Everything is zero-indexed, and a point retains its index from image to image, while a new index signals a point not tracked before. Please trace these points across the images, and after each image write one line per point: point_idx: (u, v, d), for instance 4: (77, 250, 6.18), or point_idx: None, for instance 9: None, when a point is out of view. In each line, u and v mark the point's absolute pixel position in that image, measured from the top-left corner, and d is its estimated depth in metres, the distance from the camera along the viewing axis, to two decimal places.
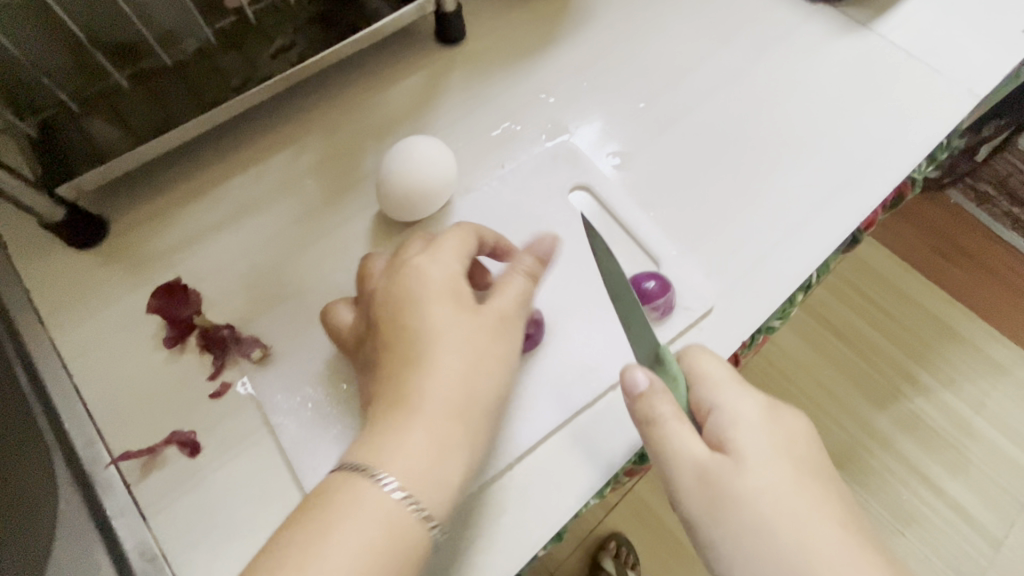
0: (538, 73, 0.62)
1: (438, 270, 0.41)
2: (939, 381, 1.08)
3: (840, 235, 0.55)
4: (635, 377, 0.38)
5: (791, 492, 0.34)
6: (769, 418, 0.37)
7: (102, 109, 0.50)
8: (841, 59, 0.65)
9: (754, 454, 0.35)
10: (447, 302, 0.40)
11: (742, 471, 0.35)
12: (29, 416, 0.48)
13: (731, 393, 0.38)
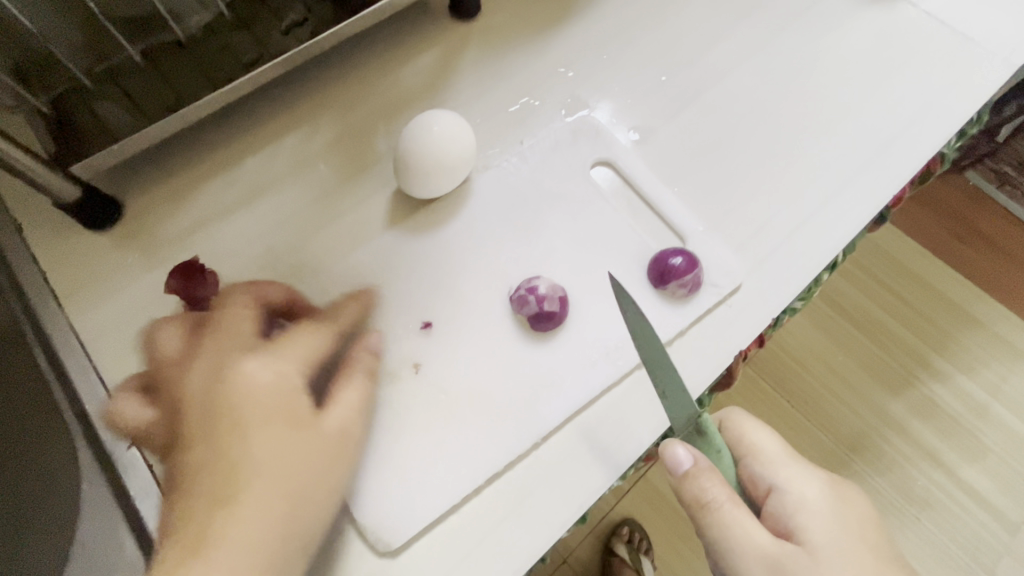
0: (554, 48, 0.60)
1: (216, 371, 0.39)
2: (960, 368, 1.06)
3: (870, 211, 0.53)
4: (679, 453, 0.36)
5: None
6: (824, 499, 0.37)
7: (114, 86, 0.48)
8: (871, 28, 0.63)
9: (824, 545, 0.35)
10: (260, 403, 0.38)
11: (814, 559, 0.34)
12: (48, 397, 0.48)
13: (789, 478, 0.38)
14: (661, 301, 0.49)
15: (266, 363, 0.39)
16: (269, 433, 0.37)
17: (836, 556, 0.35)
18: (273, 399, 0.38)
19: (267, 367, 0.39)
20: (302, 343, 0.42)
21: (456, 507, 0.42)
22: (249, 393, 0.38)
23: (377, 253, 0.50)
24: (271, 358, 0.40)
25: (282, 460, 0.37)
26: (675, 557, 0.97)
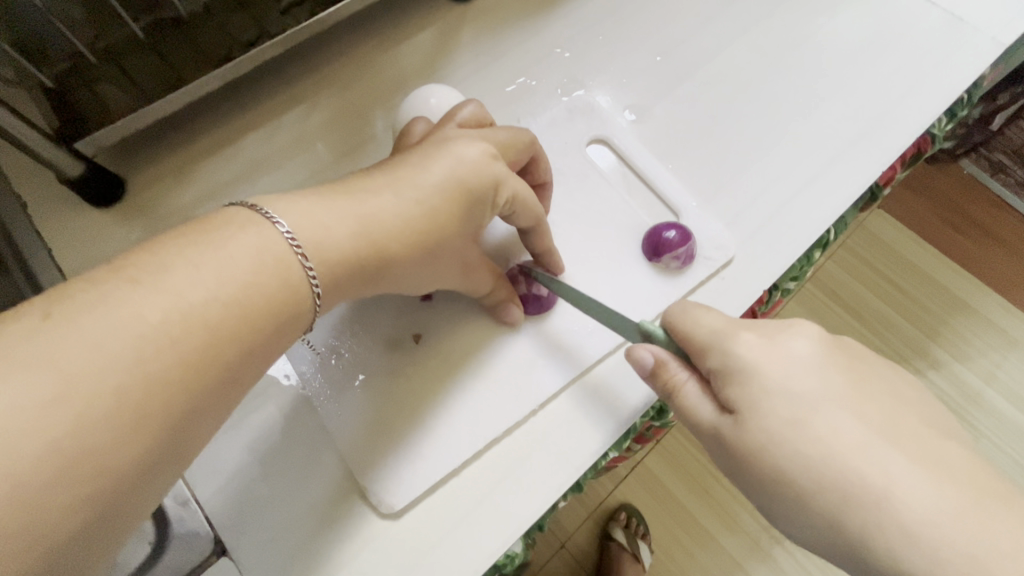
0: (550, 28, 0.61)
1: (458, 162, 0.38)
2: (951, 353, 1.08)
3: (859, 185, 0.54)
4: (640, 355, 0.39)
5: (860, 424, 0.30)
6: (794, 368, 0.33)
7: (118, 64, 0.47)
8: (863, 8, 0.64)
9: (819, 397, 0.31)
10: (401, 216, 0.36)
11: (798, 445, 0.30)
12: None
13: (760, 363, 0.33)
14: (654, 273, 0.50)
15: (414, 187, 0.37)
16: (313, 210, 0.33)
17: (827, 402, 0.31)
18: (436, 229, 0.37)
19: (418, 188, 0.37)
20: (471, 168, 0.39)
21: (456, 470, 0.43)
22: (391, 209, 0.36)
23: None
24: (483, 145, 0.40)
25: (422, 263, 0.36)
26: (673, 539, 0.98)
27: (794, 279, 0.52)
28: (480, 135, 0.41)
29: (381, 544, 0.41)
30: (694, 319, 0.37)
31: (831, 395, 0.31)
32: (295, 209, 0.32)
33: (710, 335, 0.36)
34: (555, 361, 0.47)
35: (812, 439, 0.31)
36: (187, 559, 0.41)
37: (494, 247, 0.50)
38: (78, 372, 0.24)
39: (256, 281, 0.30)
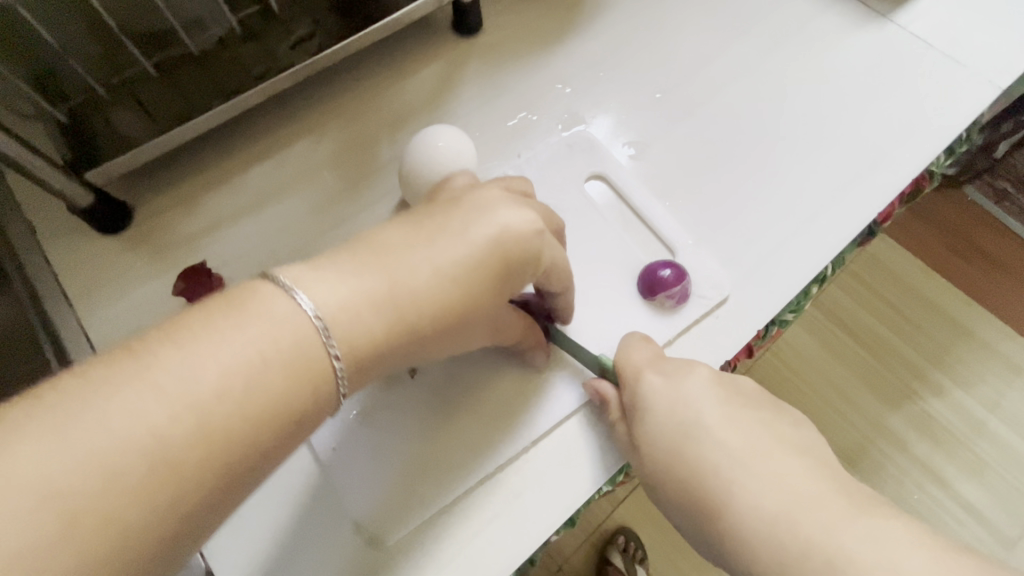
0: (552, 64, 0.62)
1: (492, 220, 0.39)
2: (957, 383, 1.07)
3: (855, 225, 0.55)
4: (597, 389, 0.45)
5: (738, 431, 0.39)
6: (703, 393, 0.41)
7: (131, 98, 0.50)
8: (861, 49, 0.65)
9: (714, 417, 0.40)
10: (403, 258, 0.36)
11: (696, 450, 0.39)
12: None
13: (679, 397, 0.41)
14: (650, 311, 0.50)
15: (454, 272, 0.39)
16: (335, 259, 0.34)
17: (714, 411, 0.40)
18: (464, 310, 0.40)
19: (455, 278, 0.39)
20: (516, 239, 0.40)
21: (448, 507, 0.43)
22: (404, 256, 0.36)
23: None
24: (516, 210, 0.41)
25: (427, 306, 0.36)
26: (670, 565, 0.97)
27: (792, 314, 0.52)
28: (523, 202, 0.43)
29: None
30: (627, 354, 0.45)
31: (711, 422, 0.40)
32: (304, 274, 0.32)
33: (632, 376, 0.44)
34: (550, 397, 0.47)
35: (688, 455, 0.39)
36: None
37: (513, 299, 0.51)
38: (89, 445, 0.25)
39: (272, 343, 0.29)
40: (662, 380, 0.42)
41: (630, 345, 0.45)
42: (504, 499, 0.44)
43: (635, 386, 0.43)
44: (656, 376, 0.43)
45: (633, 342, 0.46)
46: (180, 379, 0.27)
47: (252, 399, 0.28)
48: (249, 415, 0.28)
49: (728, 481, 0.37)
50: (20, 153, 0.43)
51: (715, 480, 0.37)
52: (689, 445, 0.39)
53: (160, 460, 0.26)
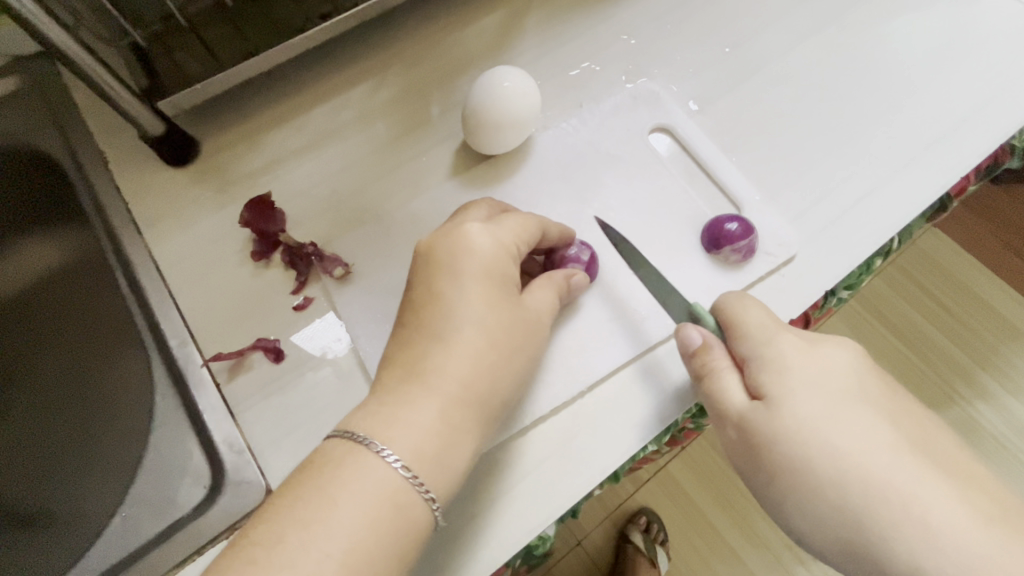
0: (617, 15, 0.60)
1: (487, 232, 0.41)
2: (1012, 390, 1.01)
3: (934, 192, 0.52)
4: (689, 334, 0.42)
5: (854, 405, 0.35)
6: (805, 357, 0.38)
7: (198, 32, 0.50)
8: (951, 10, 0.60)
9: (803, 375, 0.37)
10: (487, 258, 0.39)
11: (789, 413, 0.36)
12: (133, 329, 0.52)
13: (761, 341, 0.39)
14: (713, 265, 0.49)
15: (486, 228, 0.40)
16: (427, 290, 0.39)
17: (810, 370, 0.37)
18: (503, 259, 0.40)
19: (490, 232, 0.40)
20: (518, 221, 0.42)
21: (501, 445, 0.42)
22: None
23: (433, 200, 0.52)
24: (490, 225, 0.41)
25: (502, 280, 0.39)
26: (691, 549, 0.96)
27: (847, 289, 0.50)
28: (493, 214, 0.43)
29: (464, 534, 0.40)
30: (739, 313, 0.41)
31: (799, 376, 0.37)
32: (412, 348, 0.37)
33: (758, 330, 0.40)
34: (606, 342, 0.46)
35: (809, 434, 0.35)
36: (232, 511, 0.41)
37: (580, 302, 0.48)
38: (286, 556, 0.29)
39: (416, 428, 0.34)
40: (783, 338, 0.39)
41: (742, 299, 0.42)
42: (555, 438, 0.43)
43: (761, 337, 0.39)
44: (792, 335, 0.39)
45: (738, 296, 0.43)
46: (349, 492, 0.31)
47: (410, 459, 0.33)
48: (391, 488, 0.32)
49: (843, 461, 0.34)
50: (93, 68, 0.44)
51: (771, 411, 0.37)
52: (820, 419, 0.35)
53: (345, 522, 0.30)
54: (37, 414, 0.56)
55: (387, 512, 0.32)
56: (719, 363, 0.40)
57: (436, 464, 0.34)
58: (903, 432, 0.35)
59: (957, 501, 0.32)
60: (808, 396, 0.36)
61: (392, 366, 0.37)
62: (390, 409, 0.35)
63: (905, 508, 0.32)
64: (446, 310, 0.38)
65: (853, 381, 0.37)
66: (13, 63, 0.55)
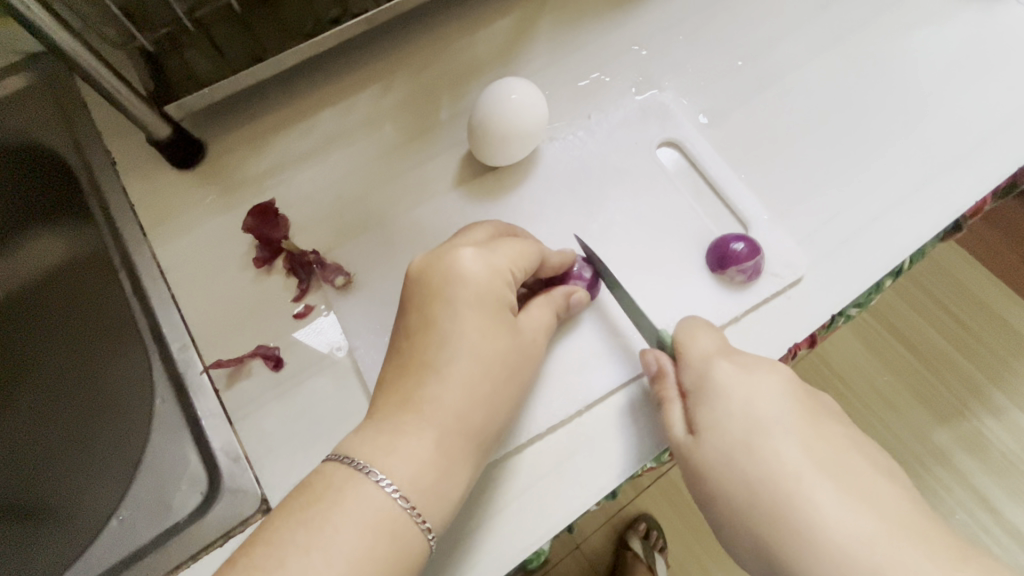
0: (629, 24, 0.60)
1: (487, 256, 0.40)
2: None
3: (947, 213, 0.51)
4: (648, 359, 0.43)
5: (778, 432, 0.36)
6: (734, 382, 0.39)
7: (208, 36, 0.50)
8: (972, 25, 0.59)
9: (734, 403, 0.38)
10: (484, 283, 0.39)
11: (711, 443, 0.37)
12: (136, 330, 0.52)
13: (699, 369, 0.40)
14: (718, 285, 0.49)
15: (480, 255, 0.39)
16: (427, 308, 0.38)
17: (736, 397, 0.38)
18: (498, 286, 0.39)
19: (483, 259, 0.39)
20: (514, 247, 0.41)
21: (496, 461, 0.42)
22: None
23: (437, 210, 0.52)
24: (487, 251, 0.40)
25: (500, 302, 0.39)
26: (689, 557, 0.95)
27: (856, 308, 0.49)
28: (491, 238, 0.42)
29: (456, 549, 0.40)
30: (688, 341, 0.42)
31: (727, 403, 0.38)
32: (407, 371, 0.37)
33: (697, 361, 0.41)
34: (605, 360, 0.46)
35: (724, 461, 0.36)
36: (227, 519, 0.42)
37: (578, 323, 0.47)
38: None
39: (411, 450, 0.35)
40: (716, 366, 0.40)
41: (694, 329, 0.43)
42: (551, 456, 0.43)
43: (699, 367, 0.41)
44: (727, 364, 0.40)
45: (692, 323, 0.44)
46: (345, 514, 0.32)
47: (405, 483, 0.34)
48: (383, 509, 0.33)
49: (750, 486, 0.35)
50: (100, 72, 0.44)
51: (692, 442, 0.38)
52: (740, 446, 0.36)
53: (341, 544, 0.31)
54: (40, 410, 0.57)
55: (378, 531, 0.32)
56: (671, 389, 0.42)
57: (429, 483, 0.34)
58: (823, 457, 0.34)
59: (871, 525, 0.31)
60: (731, 425, 0.37)
61: (388, 385, 0.37)
62: (390, 425, 0.36)
63: (811, 534, 0.32)
64: (446, 327, 0.38)
65: (779, 406, 0.37)
66: (24, 61, 0.56)
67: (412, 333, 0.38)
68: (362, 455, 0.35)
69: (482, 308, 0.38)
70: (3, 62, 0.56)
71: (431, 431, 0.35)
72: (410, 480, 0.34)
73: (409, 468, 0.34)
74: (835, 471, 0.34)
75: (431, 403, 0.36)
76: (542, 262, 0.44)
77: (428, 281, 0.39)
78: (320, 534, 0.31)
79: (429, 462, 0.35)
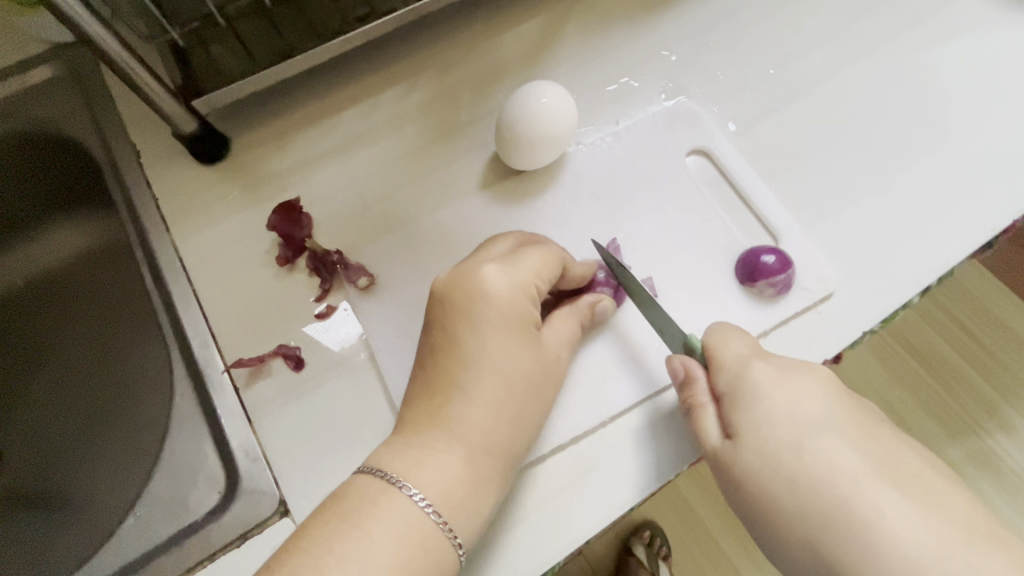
0: (658, 29, 0.59)
1: (508, 271, 0.39)
2: None
3: (982, 232, 0.50)
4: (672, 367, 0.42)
5: (829, 438, 0.35)
6: (773, 385, 0.38)
7: (234, 30, 0.50)
8: (1009, 38, 0.58)
9: (778, 411, 0.36)
10: (509, 296, 0.38)
11: (751, 450, 0.36)
12: (156, 324, 0.52)
13: (734, 373, 0.39)
14: (747, 298, 0.48)
15: (505, 270, 0.39)
16: (455, 317, 0.38)
17: (776, 403, 0.37)
18: (522, 302, 0.38)
19: (507, 274, 0.38)
20: (540, 257, 0.40)
21: (517, 472, 0.41)
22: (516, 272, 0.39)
23: (462, 213, 0.51)
24: (508, 265, 0.39)
25: (526, 311, 0.39)
26: (695, 567, 0.94)
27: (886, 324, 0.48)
28: (518, 249, 0.41)
29: (477, 561, 0.39)
30: (720, 343, 0.41)
31: (770, 408, 0.37)
32: (435, 380, 0.37)
33: (733, 361, 0.39)
34: (630, 372, 0.45)
35: (774, 468, 0.35)
36: (246, 520, 0.41)
37: (604, 333, 0.46)
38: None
39: (438, 459, 0.34)
40: (754, 366, 0.39)
41: (726, 332, 0.42)
42: (574, 468, 0.42)
43: (734, 368, 0.39)
44: (765, 364, 0.39)
45: (724, 328, 0.42)
46: (374, 520, 0.32)
47: (434, 491, 0.34)
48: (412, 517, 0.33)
49: (802, 493, 0.34)
50: (129, 64, 0.44)
51: (738, 455, 0.37)
52: (791, 455, 0.35)
53: (371, 550, 0.31)
54: (56, 400, 0.57)
55: (406, 539, 0.32)
56: (703, 394, 0.40)
57: (456, 494, 0.34)
58: (878, 461, 0.34)
59: (927, 525, 0.31)
60: (775, 428, 0.36)
61: (417, 393, 0.37)
62: (420, 432, 0.35)
63: (875, 544, 0.31)
64: (475, 333, 0.37)
65: (824, 410, 0.37)
66: (52, 51, 0.56)
67: (439, 339, 0.38)
68: (392, 465, 0.34)
69: (510, 316, 0.38)
70: (30, 52, 0.56)
71: (457, 440, 0.35)
72: (438, 488, 0.34)
73: (438, 477, 0.34)
74: (890, 471, 0.34)
75: (459, 410, 0.36)
76: (564, 270, 0.43)
77: (455, 291, 0.38)
78: (350, 540, 0.31)
79: (458, 470, 0.35)
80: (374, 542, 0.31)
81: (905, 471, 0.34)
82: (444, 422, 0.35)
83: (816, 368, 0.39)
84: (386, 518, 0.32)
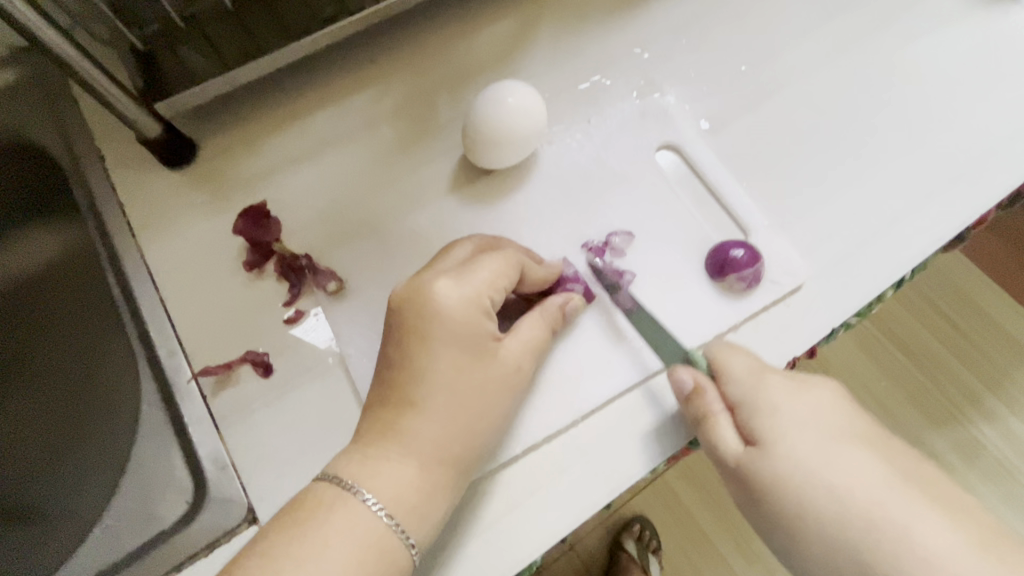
0: (631, 27, 0.58)
1: (460, 282, 0.38)
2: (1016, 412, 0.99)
3: (948, 225, 0.50)
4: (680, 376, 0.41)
5: (847, 448, 0.35)
6: (790, 396, 0.38)
7: (201, 34, 0.49)
8: (977, 31, 0.58)
9: (795, 422, 0.36)
10: (459, 306, 0.38)
11: (772, 461, 0.35)
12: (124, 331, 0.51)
13: (752, 386, 0.39)
14: (717, 292, 0.48)
15: (457, 283, 0.38)
16: (417, 322, 0.38)
17: (793, 415, 0.37)
18: (475, 316, 0.38)
19: (459, 285, 0.38)
20: (495, 266, 0.40)
21: (484, 475, 0.41)
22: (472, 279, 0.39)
23: (433, 215, 0.51)
24: (459, 276, 0.39)
25: (485, 319, 0.39)
26: (683, 558, 0.95)
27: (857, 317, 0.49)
28: (475, 257, 0.41)
29: (443, 563, 0.39)
30: (727, 358, 0.41)
31: (792, 416, 0.36)
32: (397, 387, 0.37)
33: (747, 374, 0.40)
34: (600, 373, 0.45)
35: (797, 482, 0.34)
36: (213, 529, 0.41)
37: (574, 334, 0.46)
38: None
39: (398, 466, 0.35)
40: (769, 378, 0.39)
41: (733, 347, 0.42)
42: (543, 470, 0.42)
43: (749, 381, 0.39)
44: (779, 377, 0.39)
45: (728, 344, 0.43)
46: (332, 528, 0.32)
47: (392, 497, 0.34)
48: (370, 523, 0.33)
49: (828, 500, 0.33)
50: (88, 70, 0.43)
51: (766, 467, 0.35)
52: (809, 464, 0.34)
53: (327, 558, 0.31)
54: (25, 410, 0.56)
55: (362, 546, 0.32)
56: (716, 403, 0.39)
57: (415, 500, 0.34)
58: (897, 467, 0.34)
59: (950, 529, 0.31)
60: (798, 437, 0.35)
61: (379, 402, 0.37)
62: (380, 439, 0.35)
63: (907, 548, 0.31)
64: (438, 338, 0.37)
65: (840, 419, 0.37)
66: (11, 54, 0.54)
67: (401, 345, 0.38)
68: (352, 472, 0.34)
69: (470, 324, 0.38)
70: None
71: (418, 447, 0.35)
72: (395, 495, 0.34)
73: (397, 482, 0.34)
74: (915, 476, 0.34)
75: (419, 416, 0.36)
76: (523, 277, 0.43)
77: (416, 297, 0.38)
78: (307, 548, 0.31)
79: (418, 477, 0.35)
80: (331, 549, 0.32)
81: (927, 479, 0.34)
82: (405, 429, 0.35)
83: (821, 378, 0.39)
84: (344, 526, 0.32)
